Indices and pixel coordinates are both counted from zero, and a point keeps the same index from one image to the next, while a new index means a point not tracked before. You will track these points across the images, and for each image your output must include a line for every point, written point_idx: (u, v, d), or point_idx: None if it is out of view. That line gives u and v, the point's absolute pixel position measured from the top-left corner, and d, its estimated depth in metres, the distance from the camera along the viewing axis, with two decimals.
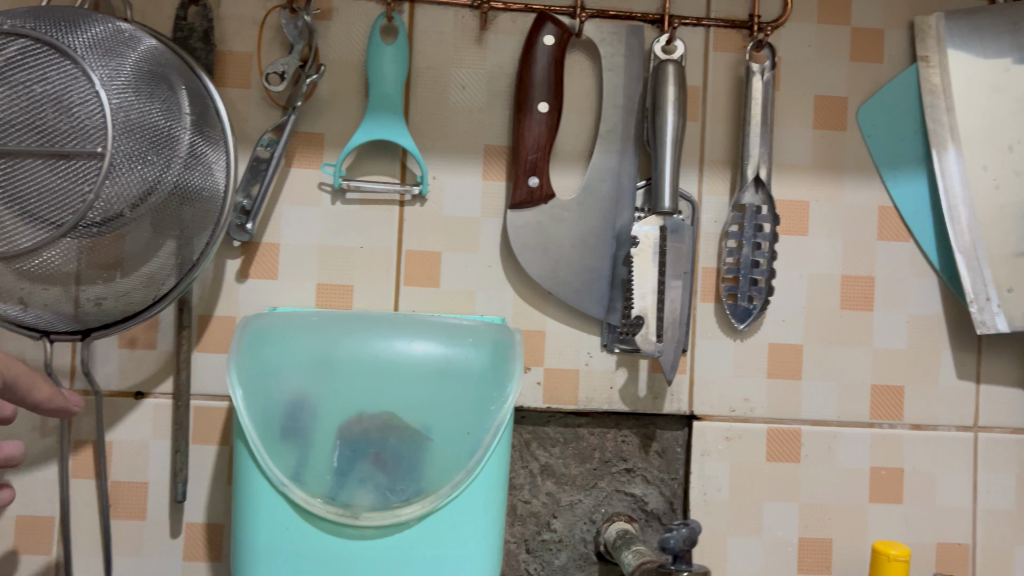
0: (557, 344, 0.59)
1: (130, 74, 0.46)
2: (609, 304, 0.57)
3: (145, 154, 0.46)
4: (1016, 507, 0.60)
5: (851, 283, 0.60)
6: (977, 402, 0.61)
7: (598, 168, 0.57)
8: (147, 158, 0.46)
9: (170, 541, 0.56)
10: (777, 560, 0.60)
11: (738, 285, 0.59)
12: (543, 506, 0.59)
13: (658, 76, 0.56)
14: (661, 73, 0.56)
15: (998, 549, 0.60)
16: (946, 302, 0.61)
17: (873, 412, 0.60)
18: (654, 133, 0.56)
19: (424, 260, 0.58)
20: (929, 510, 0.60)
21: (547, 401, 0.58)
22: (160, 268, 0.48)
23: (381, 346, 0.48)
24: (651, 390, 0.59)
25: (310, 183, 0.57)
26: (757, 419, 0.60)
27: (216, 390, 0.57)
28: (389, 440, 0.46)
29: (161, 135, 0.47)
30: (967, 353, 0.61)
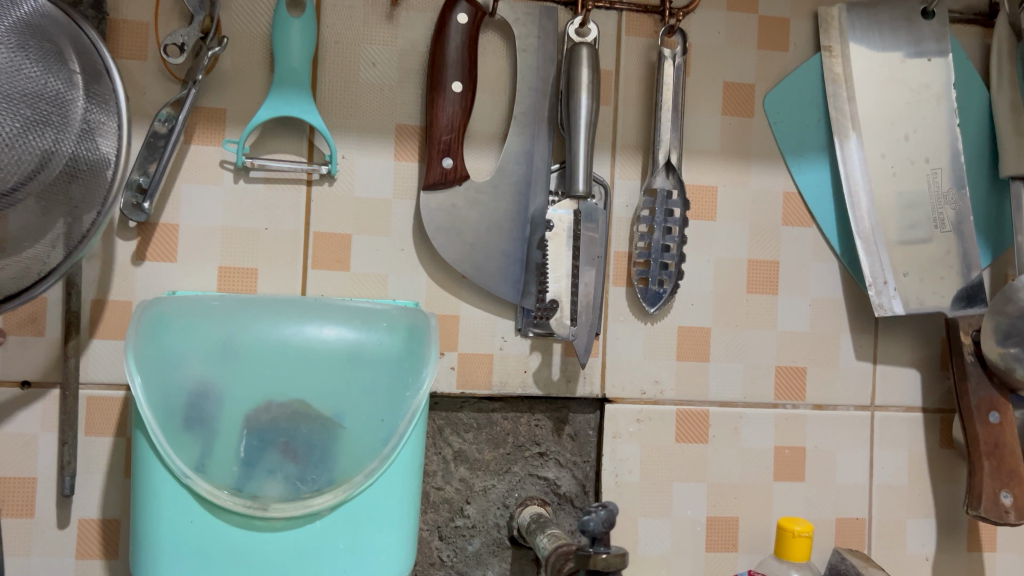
0: (471, 329, 0.58)
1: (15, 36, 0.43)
2: (522, 288, 0.57)
3: (35, 124, 0.43)
4: (909, 482, 0.63)
5: (757, 267, 0.62)
6: (874, 382, 0.63)
7: (511, 151, 0.56)
8: (37, 128, 0.43)
9: (62, 540, 0.53)
10: (686, 539, 0.61)
11: (649, 269, 0.59)
12: (456, 492, 0.58)
13: (572, 59, 0.56)
14: (576, 55, 0.55)
15: (892, 522, 0.63)
16: (847, 286, 0.63)
17: (777, 392, 0.62)
18: (569, 115, 0.55)
19: (334, 243, 0.56)
20: (829, 487, 0.62)
21: (462, 386, 0.58)
22: (45, 246, 0.45)
23: (291, 331, 0.46)
24: (564, 372, 0.59)
25: (213, 161, 0.55)
26: (666, 401, 0.60)
27: (111, 379, 0.54)
28: (299, 429, 0.45)
29: (51, 103, 0.44)
30: (865, 335, 0.63)
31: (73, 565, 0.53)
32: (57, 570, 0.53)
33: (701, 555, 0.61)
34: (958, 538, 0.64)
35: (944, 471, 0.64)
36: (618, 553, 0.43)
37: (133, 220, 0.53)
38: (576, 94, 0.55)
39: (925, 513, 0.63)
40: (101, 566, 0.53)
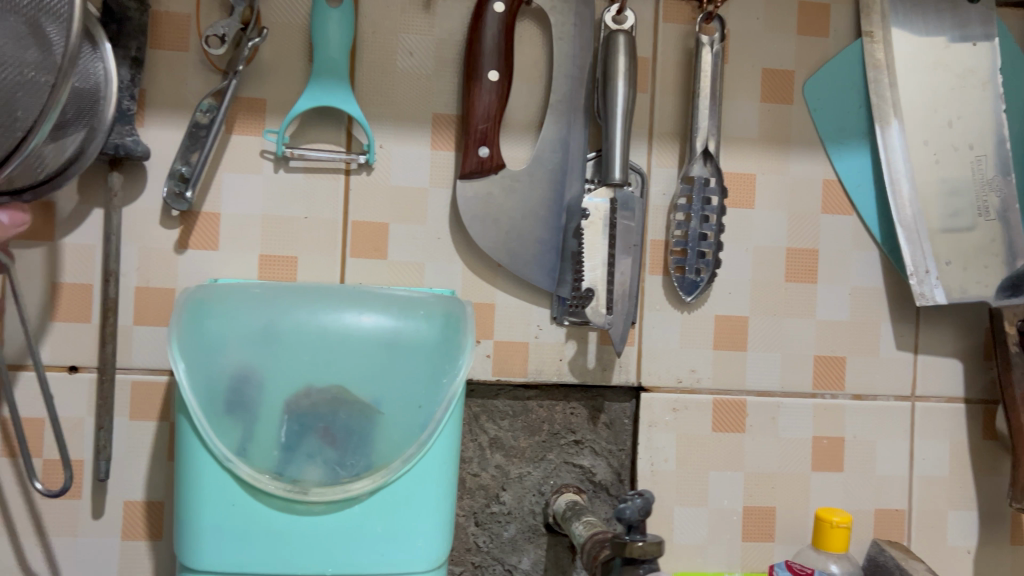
0: (506, 317, 0.58)
1: None
2: (558, 277, 0.57)
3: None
4: (950, 474, 0.62)
5: (796, 255, 0.61)
6: (915, 372, 0.62)
7: (547, 139, 0.57)
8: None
9: (107, 521, 0.54)
10: (722, 529, 0.60)
11: (686, 258, 0.59)
12: (492, 479, 0.59)
13: (609, 47, 0.55)
14: (613, 44, 0.55)
15: (932, 513, 0.62)
16: (887, 275, 0.62)
17: (815, 382, 0.61)
18: (606, 103, 0.55)
19: (371, 231, 0.57)
20: (867, 478, 0.62)
21: (497, 374, 0.58)
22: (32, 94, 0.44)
23: (329, 318, 0.47)
24: (600, 361, 0.59)
25: (253, 151, 0.55)
26: (703, 390, 0.60)
27: (154, 365, 0.55)
28: (338, 415, 0.46)
29: None
30: (906, 325, 0.62)
31: (119, 545, 0.54)
32: (103, 550, 0.54)
33: (737, 545, 0.61)
34: (1001, 530, 0.63)
35: (986, 463, 0.63)
36: (654, 540, 0.43)
37: (175, 210, 0.54)
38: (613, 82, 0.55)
39: (966, 505, 0.62)
40: (146, 546, 0.55)
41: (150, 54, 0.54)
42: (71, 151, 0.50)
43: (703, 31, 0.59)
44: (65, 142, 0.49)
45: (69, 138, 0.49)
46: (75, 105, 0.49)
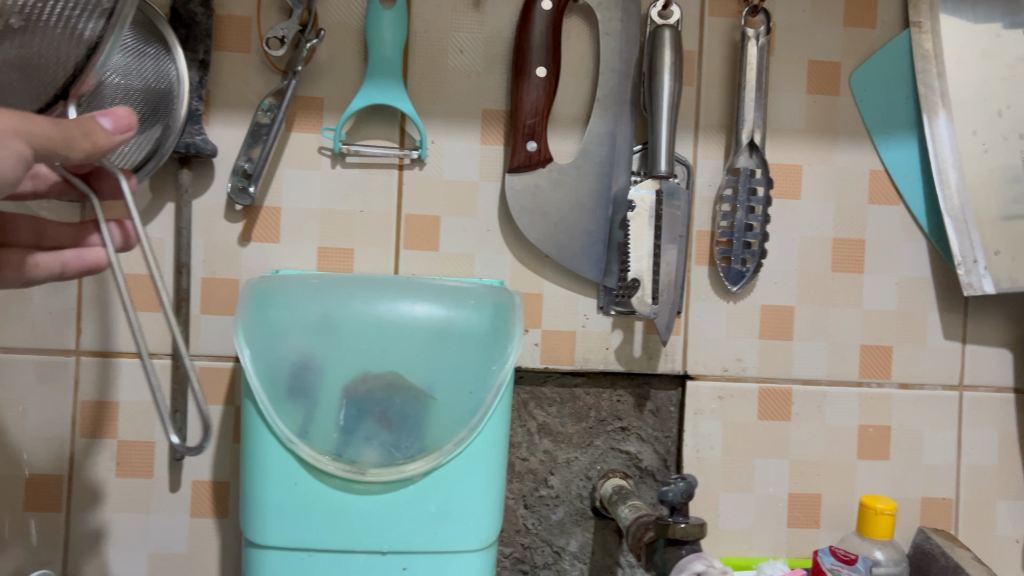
0: (554, 307, 0.60)
1: None
2: (605, 267, 0.58)
3: None
4: (999, 463, 0.62)
5: (842, 245, 0.61)
6: (963, 361, 0.62)
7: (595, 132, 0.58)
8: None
9: (177, 500, 0.57)
10: (768, 515, 0.61)
11: (732, 248, 0.60)
12: (540, 463, 0.60)
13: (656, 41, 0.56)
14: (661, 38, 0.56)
15: (980, 503, 0.62)
16: (935, 264, 0.62)
17: (861, 370, 0.62)
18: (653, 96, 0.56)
19: (423, 224, 0.59)
20: (915, 466, 0.62)
21: (545, 361, 0.60)
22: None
23: (384, 308, 0.49)
24: (646, 349, 0.60)
25: (311, 148, 0.58)
26: (749, 378, 0.61)
27: (220, 352, 0.58)
28: (393, 400, 0.48)
29: None
30: (954, 315, 0.62)
31: (188, 522, 0.58)
32: (173, 526, 0.57)
33: (783, 530, 0.62)
34: None
35: None
36: (697, 521, 0.45)
37: (239, 204, 0.57)
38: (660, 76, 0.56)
39: (1015, 494, 0.62)
40: (213, 523, 0.58)
41: (214, 57, 0.57)
42: (149, 149, 0.53)
43: (749, 24, 0.60)
44: (144, 140, 0.52)
45: (147, 136, 0.53)
46: (150, 105, 0.52)
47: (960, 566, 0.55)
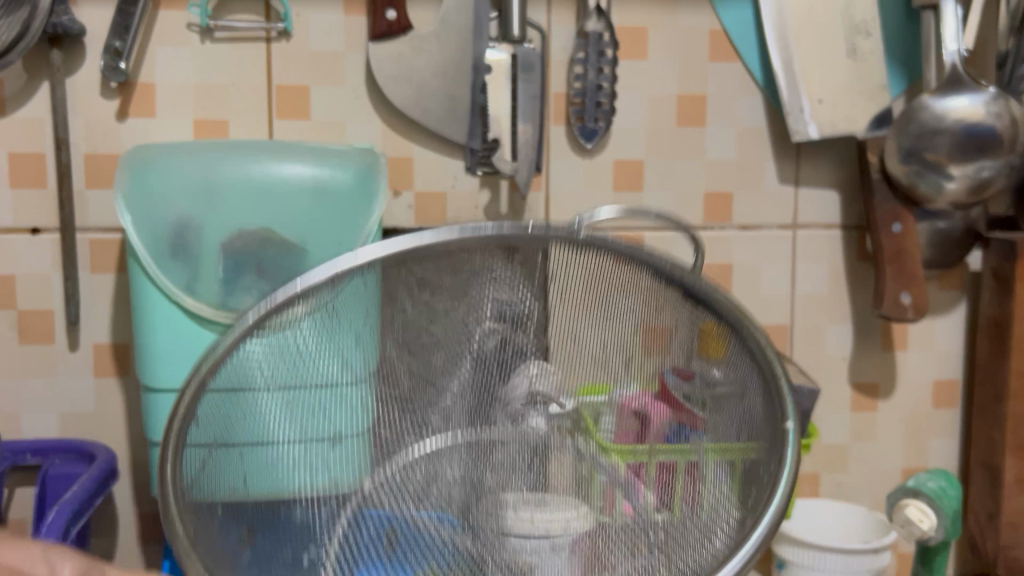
0: (425, 168, 0.65)
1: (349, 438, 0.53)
2: (471, 129, 0.63)
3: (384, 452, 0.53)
4: (829, 291, 0.71)
5: (685, 102, 0.67)
6: (795, 203, 0.70)
7: (715, 521, 0.51)
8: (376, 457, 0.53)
9: (80, 362, 0.62)
10: None
11: (585, 108, 0.65)
12: None
13: (769, 370, 0.51)
14: (763, 350, 0.51)
15: (811, 327, 0.71)
16: (769, 114, 0.68)
17: (704, 215, 0.69)
18: (767, 381, 0.51)
19: (294, 94, 0.62)
20: (754, 298, 0.70)
21: (418, 221, 0.65)
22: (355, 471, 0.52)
23: (254, 168, 0.54)
24: (511, 206, 0.66)
25: (179, 24, 0.60)
26: (603, 227, 0.66)
27: (106, 224, 0.62)
28: (268, 252, 0.53)
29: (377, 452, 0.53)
30: (787, 161, 0.69)
31: (93, 382, 0.62)
32: (79, 387, 0.62)
33: None
34: (873, 339, 0.71)
35: (861, 280, 0.71)
36: None
37: (113, 81, 0.60)
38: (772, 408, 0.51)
39: (843, 319, 0.71)
40: (117, 382, 0.63)
41: None
42: (17, 30, 0.56)
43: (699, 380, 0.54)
44: (11, 22, 0.56)
45: (14, 18, 0.56)
46: None
47: (783, 375, 0.64)
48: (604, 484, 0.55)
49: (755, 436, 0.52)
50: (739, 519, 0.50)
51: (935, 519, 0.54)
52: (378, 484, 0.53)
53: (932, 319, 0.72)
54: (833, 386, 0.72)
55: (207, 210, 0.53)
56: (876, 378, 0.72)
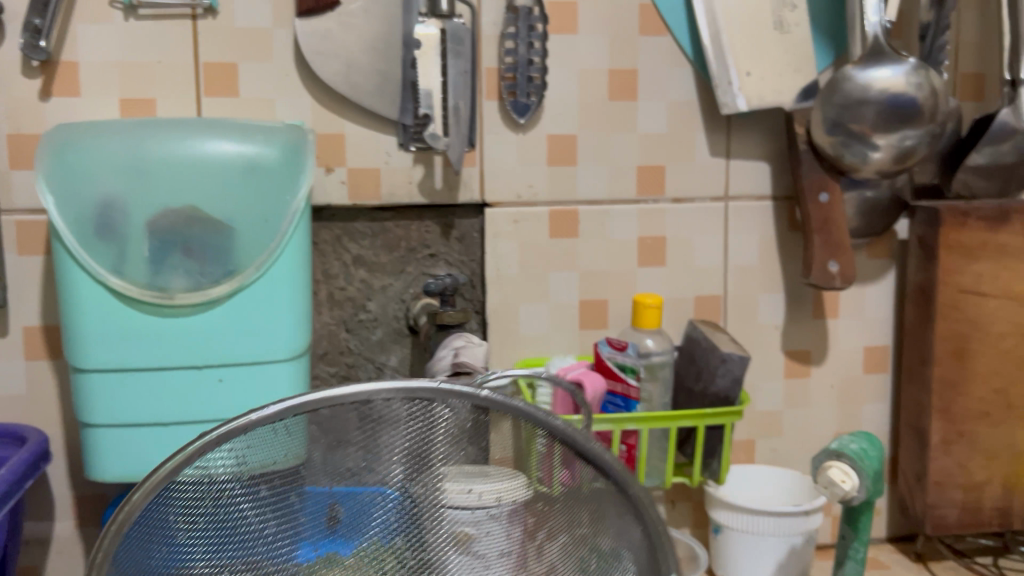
0: (357, 144, 0.65)
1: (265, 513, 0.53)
2: (402, 106, 0.63)
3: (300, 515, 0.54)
4: (761, 261, 0.72)
5: (617, 76, 0.68)
6: (727, 174, 0.71)
7: (625, 543, 0.51)
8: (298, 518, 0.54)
9: (11, 346, 0.62)
10: (562, 321, 0.70)
11: (517, 83, 0.66)
12: (357, 292, 0.67)
13: (659, 533, 0.48)
14: (649, 507, 0.49)
15: (745, 296, 0.73)
16: (699, 88, 0.69)
17: (638, 189, 0.70)
18: (650, 529, 0.49)
19: (222, 71, 0.62)
20: (688, 270, 0.72)
21: (352, 198, 0.65)
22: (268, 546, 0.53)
23: (179, 146, 0.53)
24: (446, 182, 0.66)
25: (102, 1, 0.60)
26: (539, 203, 0.68)
27: (33, 206, 0.61)
28: (194, 231, 0.53)
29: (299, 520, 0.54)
30: (718, 133, 0.70)
31: (24, 366, 0.62)
32: (10, 371, 0.62)
33: (576, 332, 0.70)
34: (804, 307, 0.73)
35: (792, 250, 0.73)
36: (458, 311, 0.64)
37: (35, 60, 0.59)
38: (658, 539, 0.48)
39: (775, 288, 0.73)
40: (48, 365, 0.62)
41: None
42: None
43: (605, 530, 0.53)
44: None
45: None
46: None
47: (714, 344, 0.66)
48: (543, 454, 0.54)
49: (640, 560, 0.50)
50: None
51: (858, 480, 0.55)
52: (324, 462, 0.53)
53: (862, 287, 0.74)
54: (766, 355, 0.73)
55: (128, 186, 0.52)
56: (808, 345, 0.74)
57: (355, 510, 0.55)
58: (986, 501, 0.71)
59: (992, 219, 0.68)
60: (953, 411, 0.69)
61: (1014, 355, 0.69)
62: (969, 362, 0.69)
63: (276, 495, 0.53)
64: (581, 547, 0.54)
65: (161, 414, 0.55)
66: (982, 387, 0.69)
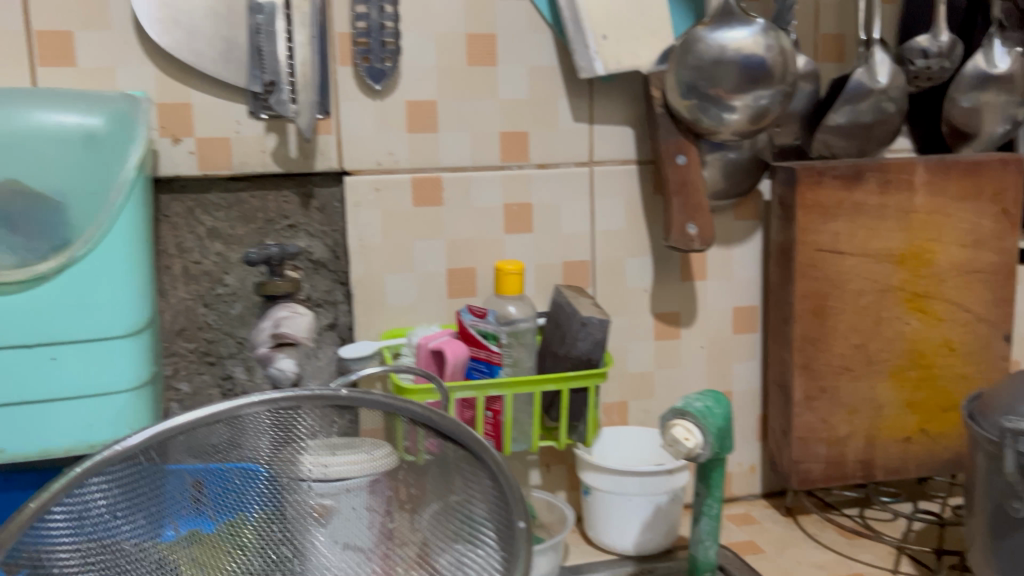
0: (205, 113, 0.63)
1: (139, 506, 0.51)
2: (249, 73, 0.62)
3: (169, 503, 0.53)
4: (627, 225, 0.73)
5: (475, 41, 0.67)
6: (591, 139, 0.71)
7: (477, 498, 0.52)
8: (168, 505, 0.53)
9: None
10: (428, 290, 0.69)
11: (370, 48, 0.64)
12: (214, 266, 0.66)
13: (511, 491, 0.49)
14: (502, 469, 0.49)
15: (613, 261, 0.73)
16: (559, 52, 0.69)
17: (502, 155, 0.69)
18: (502, 486, 0.50)
19: (55, 39, 0.60)
20: (556, 235, 0.71)
21: (202, 169, 0.64)
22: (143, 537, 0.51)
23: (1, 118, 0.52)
24: (301, 150, 0.65)
25: None
26: (401, 170, 0.67)
27: None
28: (17, 205, 0.52)
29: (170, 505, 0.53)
30: (580, 98, 0.70)
31: None
32: None
33: (444, 300, 0.70)
34: (672, 269, 0.75)
35: (656, 213, 0.73)
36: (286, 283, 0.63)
37: None
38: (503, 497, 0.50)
39: (642, 252, 0.74)
40: None
41: None
42: None
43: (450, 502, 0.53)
44: None
45: None
46: None
47: (575, 308, 0.66)
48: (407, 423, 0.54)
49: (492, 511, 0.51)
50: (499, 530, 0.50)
51: (702, 437, 0.55)
52: (184, 437, 0.52)
53: (729, 248, 0.75)
54: (637, 317, 0.74)
55: None
56: (677, 307, 0.75)
57: (221, 483, 0.54)
58: (849, 454, 0.73)
59: (847, 178, 0.69)
60: (815, 367, 0.71)
61: (872, 311, 0.71)
62: (828, 319, 0.71)
63: (134, 478, 0.51)
64: (450, 511, 0.53)
65: (2, 393, 0.53)
66: (842, 342, 0.71)
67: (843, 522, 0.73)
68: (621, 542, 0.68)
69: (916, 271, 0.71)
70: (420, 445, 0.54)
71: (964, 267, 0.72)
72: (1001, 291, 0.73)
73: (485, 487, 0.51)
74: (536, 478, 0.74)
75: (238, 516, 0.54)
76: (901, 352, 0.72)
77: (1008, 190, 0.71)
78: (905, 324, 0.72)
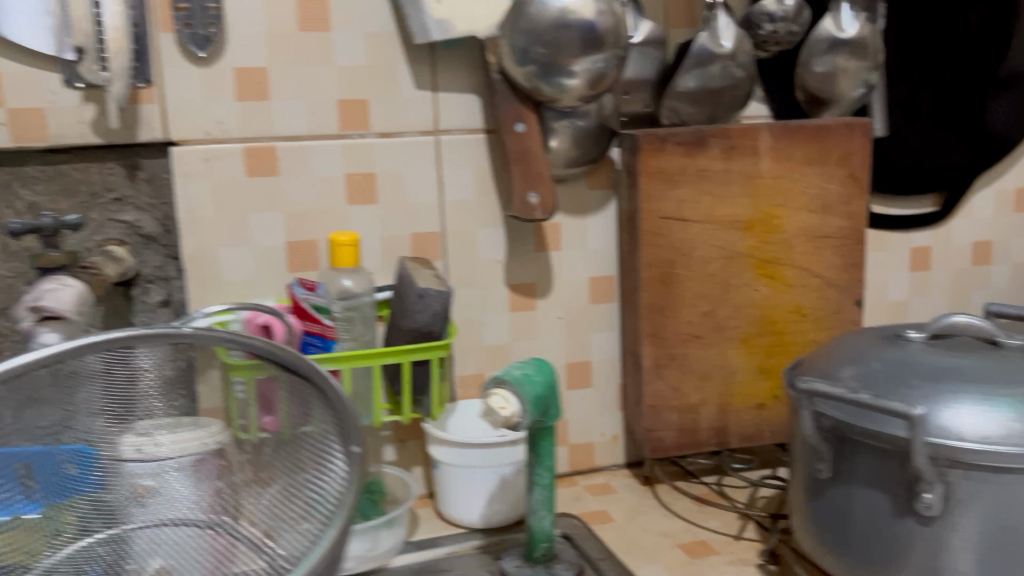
0: (15, 82, 0.60)
1: None
2: (59, 40, 0.59)
3: None
4: (478, 195, 0.71)
5: (305, 6, 0.65)
6: (436, 107, 0.69)
7: (320, 453, 0.52)
8: None
9: None
10: (266, 264, 0.67)
11: (192, 13, 0.62)
12: (35, 242, 0.63)
13: (348, 416, 0.50)
14: (342, 399, 0.50)
15: (464, 231, 0.71)
16: (395, 17, 0.67)
17: (341, 124, 0.67)
18: (341, 418, 0.50)
19: None
20: (402, 205, 0.70)
21: (15, 141, 0.61)
22: None
23: None
24: (123, 120, 0.63)
25: None
26: (231, 140, 0.65)
27: None
28: None
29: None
30: (422, 65, 0.68)
31: None
32: None
33: (284, 274, 0.68)
34: (525, 240, 0.73)
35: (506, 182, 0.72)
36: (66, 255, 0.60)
37: None
38: (339, 421, 0.51)
39: (494, 222, 0.72)
40: None
41: None
42: None
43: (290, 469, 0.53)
44: None
45: None
46: None
47: (412, 279, 0.65)
48: (240, 398, 0.55)
49: (337, 451, 0.51)
50: (344, 454, 0.51)
51: (518, 406, 0.54)
52: (15, 423, 0.45)
53: (583, 217, 0.75)
54: (489, 289, 0.73)
55: None
56: (532, 278, 0.74)
57: (47, 468, 0.48)
58: (702, 423, 0.72)
59: (690, 144, 0.68)
60: (663, 335, 0.71)
61: (720, 278, 0.71)
62: (675, 286, 0.70)
63: None
64: (292, 488, 0.52)
65: None
66: (691, 310, 0.71)
67: (698, 489, 0.73)
68: (468, 516, 0.67)
69: (764, 237, 0.71)
70: (256, 423, 0.55)
71: (813, 232, 0.72)
72: (851, 256, 0.73)
73: (324, 434, 0.52)
74: (390, 454, 0.72)
75: (67, 499, 0.50)
76: (751, 318, 0.72)
77: (854, 155, 0.71)
78: (754, 291, 0.72)
